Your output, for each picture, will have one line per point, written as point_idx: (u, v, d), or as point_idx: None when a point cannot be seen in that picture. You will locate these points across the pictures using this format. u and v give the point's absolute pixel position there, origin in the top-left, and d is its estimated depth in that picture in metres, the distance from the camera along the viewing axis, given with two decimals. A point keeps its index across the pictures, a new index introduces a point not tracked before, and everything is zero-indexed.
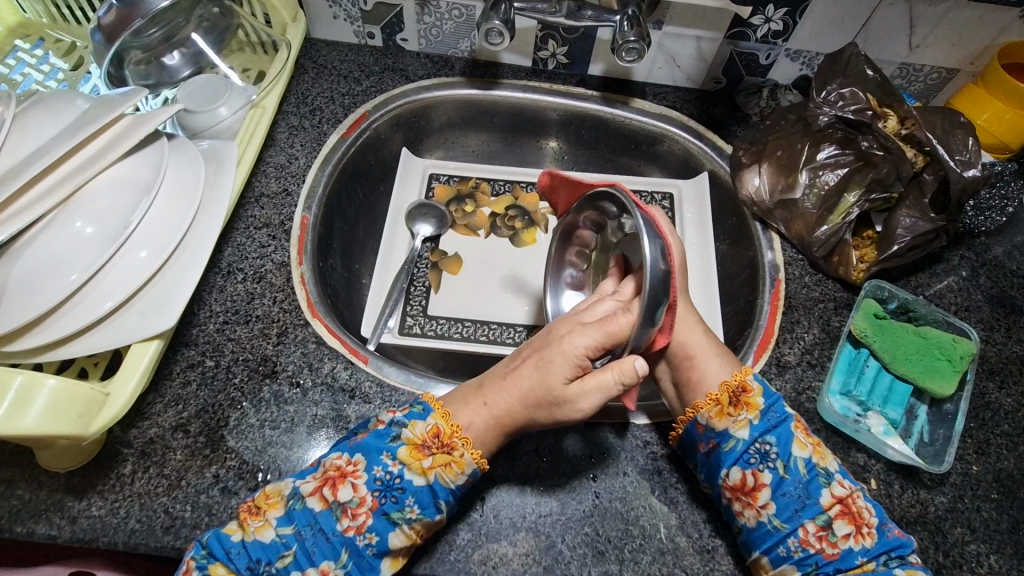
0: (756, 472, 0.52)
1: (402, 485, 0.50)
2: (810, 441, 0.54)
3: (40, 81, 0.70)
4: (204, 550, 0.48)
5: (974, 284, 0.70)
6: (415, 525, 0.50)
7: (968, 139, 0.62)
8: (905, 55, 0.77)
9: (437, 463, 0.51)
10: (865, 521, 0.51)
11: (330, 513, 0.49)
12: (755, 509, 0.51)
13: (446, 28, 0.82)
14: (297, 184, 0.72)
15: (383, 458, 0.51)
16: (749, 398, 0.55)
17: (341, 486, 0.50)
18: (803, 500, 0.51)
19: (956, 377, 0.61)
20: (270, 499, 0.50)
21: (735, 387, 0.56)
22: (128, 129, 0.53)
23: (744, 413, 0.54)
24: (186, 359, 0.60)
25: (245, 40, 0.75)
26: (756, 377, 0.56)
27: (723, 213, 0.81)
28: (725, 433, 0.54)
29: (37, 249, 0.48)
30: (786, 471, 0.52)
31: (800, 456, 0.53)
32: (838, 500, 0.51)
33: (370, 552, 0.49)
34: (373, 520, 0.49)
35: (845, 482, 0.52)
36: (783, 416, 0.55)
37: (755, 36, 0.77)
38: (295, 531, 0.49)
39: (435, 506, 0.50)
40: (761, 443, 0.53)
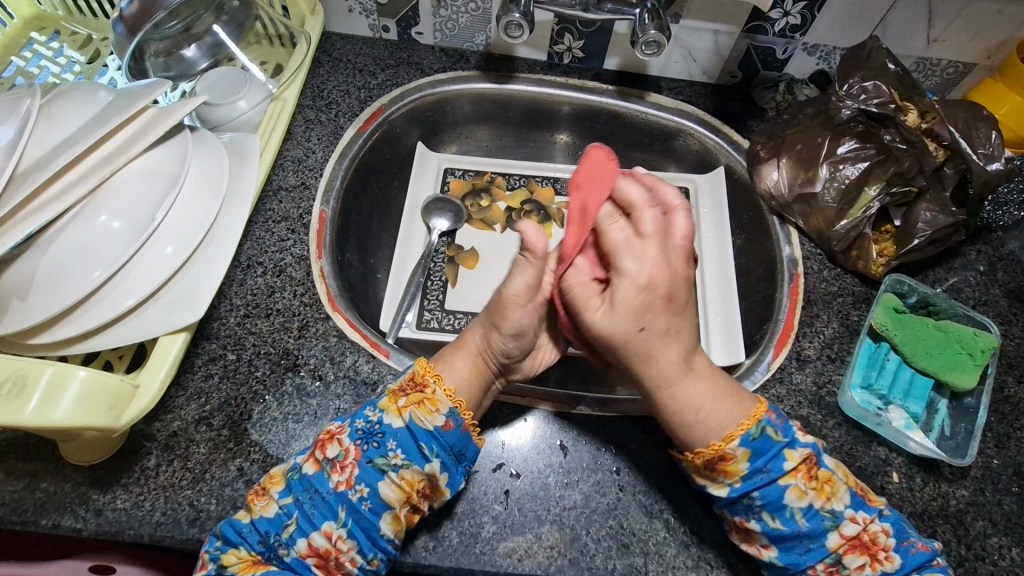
0: (747, 522, 0.51)
1: (382, 431, 0.51)
2: (812, 485, 0.50)
3: (57, 74, 0.70)
4: (217, 542, 0.50)
5: (992, 279, 0.70)
6: (404, 473, 0.50)
7: (991, 133, 0.63)
8: (923, 50, 0.77)
9: (411, 401, 0.52)
10: (880, 547, 0.50)
11: (322, 473, 0.50)
12: (755, 548, 0.51)
13: (461, 22, 0.81)
14: (315, 178, 0.72)
15: (366, 411, 0.52)
16: (729, 465, 0.50)
17: (328, 444, 0.51)
18: (806, 543, 0.50)
19: (977, 370, 0.61)
20: (274, 475, 0.51)
21: (713, 456, 0.50)
22: (153, 121, 0.52)
23: (722, 478, 0.51)
24: (207, 353, 0.59)
25: (262, 32, 0.74)
26: (742, 441, 0.50)
27: (739, 208, 0.81)
28: (704, 491, 0.52)
29: (64, 241, 0.48)
30: (781, 524, 0.50)
31: (797, 506, 0.50)
32: (847, 538, 0.50)
33: (366, 508, 0.49)
34: (360, 471, 0.50)
35: (857, 516, 0.50)
36: (776, 472, 0.50)
37: (773, 30, 0.77)
38: (294, 499, 0.50)
39: (419, 448, 0.51)
40: (746, 498, 0.50)
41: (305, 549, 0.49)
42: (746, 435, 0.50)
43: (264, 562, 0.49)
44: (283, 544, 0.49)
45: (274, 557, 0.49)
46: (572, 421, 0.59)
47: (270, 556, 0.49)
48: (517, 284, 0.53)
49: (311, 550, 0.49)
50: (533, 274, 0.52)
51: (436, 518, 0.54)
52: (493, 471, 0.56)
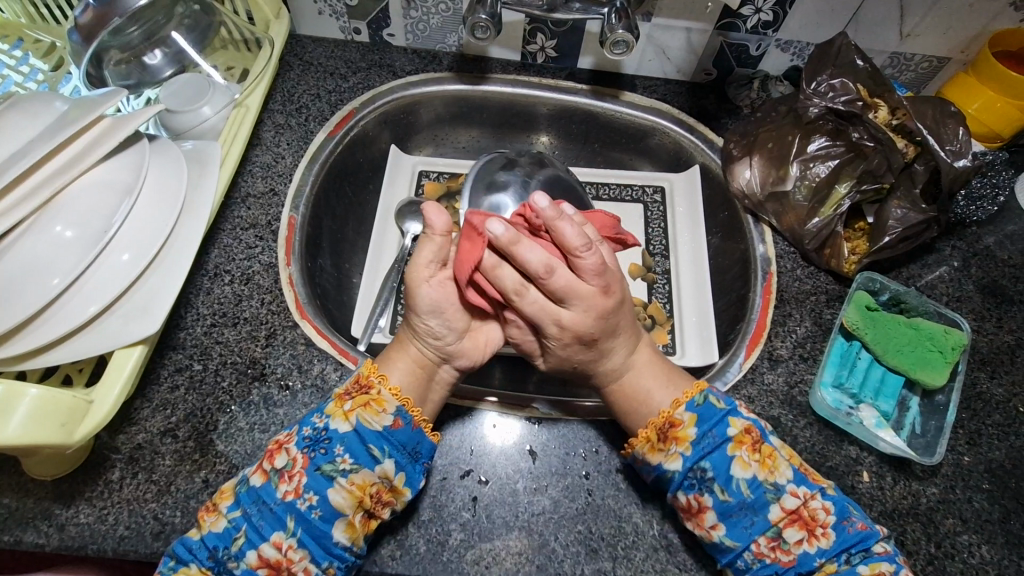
0: (699, 496, 0.51)
1: (329, 437, 0.50)
2: (755, 457, 0.52)
3: (19, 83, 0.69)
4: (171, 562, 0.48)
5: (965, 275, 0.70)
6: (353, 478, 0.49)
7: (959, 129, 0.61)
8: (896, 45, 0.77)
9: (356, 404, 0.51)
10: (819, 523, 0.51)
11: (269, 484, 0.49)
12: (705, 530, 0.51)
13: (432, 23, 0.81)
14: (284, 184, 0.71)
15: (312, 419, 0.52)
16: (679, 431, 0.53)
17: (276, 454, 0.50)
18: (750, 517, 0.51)
19: (947, 368, 0.60)
20: (224, 490, 0.50)
21: (663, 422, 0.54)
22: (107, 130, 0.52)
23: (674, 447, 0.53)
24: (173, 363, 0.59)
25: (228, 38, 0.74)
26: (689, 404, 0.54)
27: (714, 207, 0.81)
28: (658, 468, 0.53)
29: (15, 254, 0.47)
30: (728, 495, 0.51)
31: (743, 478, 0.51)
32: (788, 512, 0.51)
33: (315, 516, 0.49)
34: (308, 479, 0.49)
35: (799, 490, 0.51)
36: (722, 438, 0.52)
37: (745, 27, 0.77)
38: (243, 512, 0.49)
39: (367, 450, 0.50)
40: (697, 469, 0.52)
41: (256, 560, 0.48)
42: (692, 402, 0.54)
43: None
44: (232, 557, 0.48)
45: (223, 572, 0.48)
46: (542, 425, 0.59)
47: (219, 570, 0.48)
48: (427, 261, 0.52)
49: (262, 561, 0.48)
50: (440, 247, 0.51)
51: (403, 526, 0.53)
52: (461, 478, 0.55)
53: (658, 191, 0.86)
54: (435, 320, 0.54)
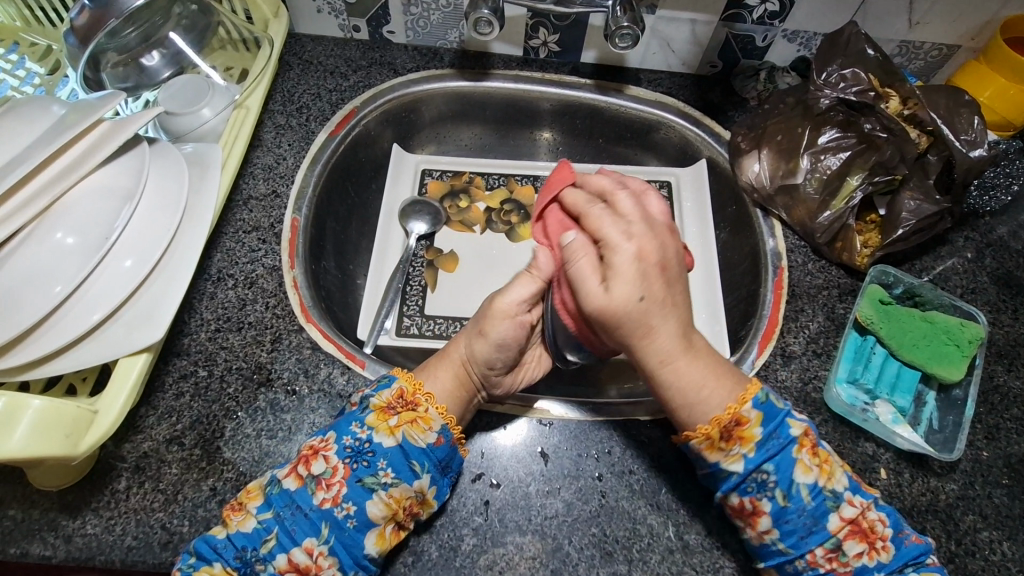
0: (756, 500, 0.48)
1: (372, 450, 0.49)
2: (816, 461, 0.48)
3: (15, 87, 0.68)
4: (192, 559, 0.47)
5: (979, 266, 0.69)
6: (393, 491, 0.49)
7: (974, 118, 0.61)
8: (905, 33, 0.75)
9: (403, 420, 0.50)
10: (877, 536, 0.48)
11: (305, 489, 0.48)
12: (757, 532, 0.49)
13: (433, 19, 0.80)
14: (286, 185, 0.70)
15: (353, 428, 0.50)
16: (745, 431, 0.48)
17: (313, 459, 0.49)
18: (809, 526, 0.48)
19: (965, 362, 0.59)
20: (252, 490, 0.50)
21: (730, 421, 0.48)
22: (106, 134, 0.50)
23: (738, 447, 0.48)
24: (178, 369, 0.58)
25: (226, 38, 0.72)
26: (756, 400, 0.49)
27: (722, 201, 0.80)
28: (715, 468, 0.49)
29: (15, 263, 0.46)
30: (788, 500, 0.48)
31: (804, 483, 0.48)
32: (848, 522, 0.48)
33: (350, 525, 0.48)
34: (347, 488, 0.48)
35: (857, 499, 0.49)
36: (786, 440, 0.48)
37: (751, 18, 0.75)
38: (274, 514, 0.48)
39: (409, 465, 0.49)
40: (759, 473, 0.48)
41: (284, 565, 0.47)
42: (755, 399, 0.49)
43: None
44: (260, 558, 0.47)
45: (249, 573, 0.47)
46: (553, 427, 0.58)
47: (246, 571, 0.47)
48: (512, 296, 0.51)
49: (290, 566, 0.47)
50: (532, 287, 0.52)
51: (414, 533, 0.52)
52: (473, 482, 0.55)
53: (664, 186, 0.85)
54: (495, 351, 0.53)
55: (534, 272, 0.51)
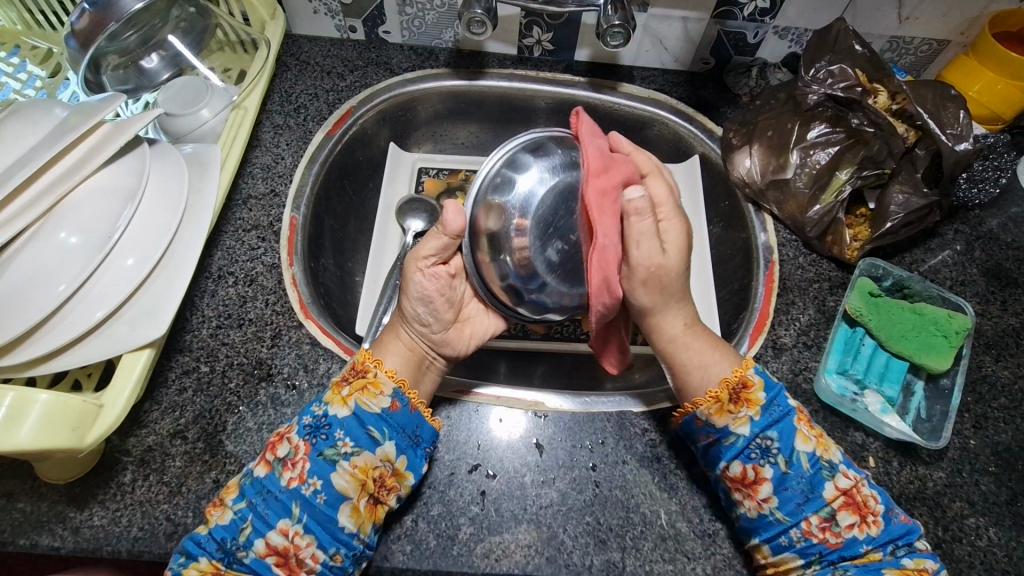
0: (757, 466, 0.52)
1: (329, 422, 0.51)
2: (814, 433, 0.53)
3: (18, 90, 0.69)
4: (182, 558, 0.48)
5: (968, 258, 0.70)
6: (355, 461, 0.50)
7: (959, 112, 0.61)
8: (895, 28, 0.76)
9: (354, 389, 0.52)
10: (870, 510, 0.51)
11: (273, 473, 0.49)
12: (756, 501, 0.51)
13: (428, 19, 0.80)
14: (284, 185, 0.71)
15: (312, 407, 0.52)
16: (750, 394, 0.53)
17: (278, 444, 0.51)
18: (805, 494, 0.51)
19: (952, 352, 0.60)
20: (230, 484, 0.51)
21: (735, 383, 0.54)
22: (107, 137, 0.52)
23: (744, 410, 0.53)
24: (180, 365, 0.59)
25: (224, 39, 0.73)
26: (756, 370, 0.54)
27: (715, 196, 0.81)
28: (725, 431, 0.52)
29: (22, 262, 0.47)
30: (789, 467, 0.51)
31: (804, 450, 0.51)
32: (843, 492, 0.51)
33: (320, 501, 0.49)
34: (311, 464, 0.49)
35: (850, 472, 0.52)
36: (785, 410, 0.53)
37: (742, 15, 0.76)
38: (248, 502, 0.49)
39: (367, 433, 0.51)
40: (762, 438, 0.52)
41: (264, 549, 0.48)
42: (757, 368, 0.55)
43: (224, 572, 0.48)
44: (241, 546, 0.48)
45: (233, 562, 0.48)
46: (547, 419, 0.59)
47: (229, 561, 0.48)
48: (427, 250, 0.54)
49: (270, 549, 0.48)
50: (440, 242, 0.53)
51: (412, 522, 0.54)
52: (469, 472, 0.56)
53: None
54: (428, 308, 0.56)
55: (443, 230, 0.53)
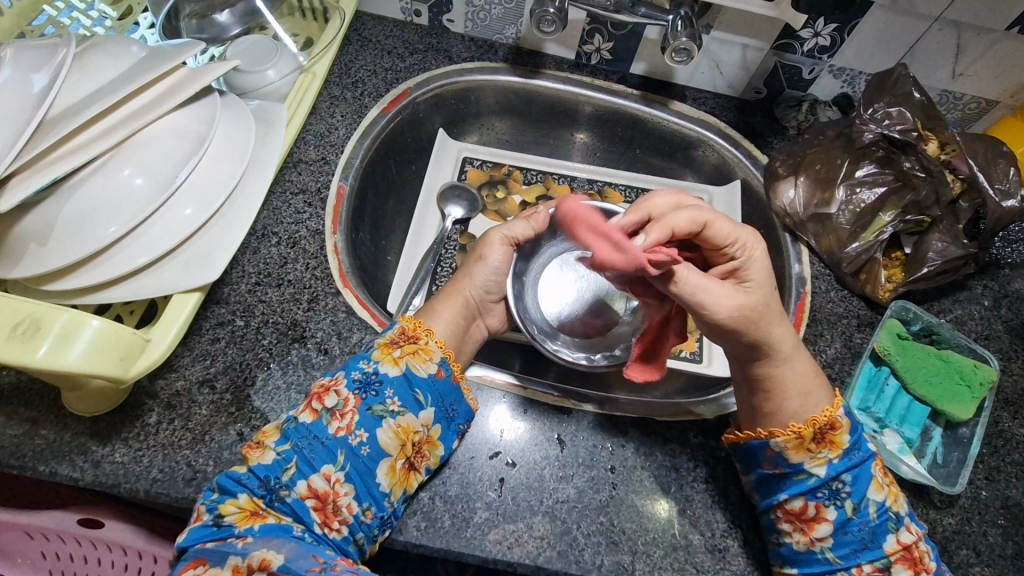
0: (820, 505, 0.51)
1: (380, 379, 0.53)
2: (886, 483, 0.52)
3: (87, 26, 0.68)
4: (214, 494, 0.48)
5: (995, 314, 0.71)
6: (400, 420, 0.52)
7: (1009, 169, 0.63)
8: (948, 83, 0.78)
9: (406, 352, 0.54)
10: (924, 567, 0.50)
11: (320, 421, 0.51)
12: (809, 539, 0.51)
13: (493, 13, 0.82)
14: (336, 154, 0.72)
15: (360, 363, 0.53)
16: (836, 437, 0.52)
17: (325, 395, 0.52)
18: (866, 542, 0.51)
19: (974, 403, 0.61)
20: (268, 429, 0.51)
21: (823, 424, 0.52)
22: (185, 81, 0.53)
23: (825, 451, 0.52)
24: (215, 317, 0.60)
25: (296, 5, 0.74)
26: (846, 413, 0.53)
27: (751, 223, 0.82)
28: (798, 467, 0.52)
29: (87, 190, 0.47)
30: (854, 512, 0.51)
31: (875, 498, 0.51)
32: (903, 547, 0.50)
33: (364, 452, 0.51)
34: (359, 417, 0.51)
35: (913, 528, 0.51)
36: (863, 456, 0.52)
37: (802, 49, 0.78)
38: (292, 445, 0.49)
39: (413, 395, 0.53)
40: (835, 481, 0.51)
41: (305, 491, 0.48)
42: (846, 409, 0.54)
43: (263, 510, 0.48)
44: (283, 486, 0.48)
45: (274, 501, 0.48)
46: (571, 417, 0.59)
47: (270, 499, 0.48)
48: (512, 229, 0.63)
49: (311, 492, 0.48)
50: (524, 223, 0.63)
51: (429, 499, 0.54)
52: (489, 458, 0.56)
53: None
54: (492, 272, 0.62)
55: (530, 219, 0.64)
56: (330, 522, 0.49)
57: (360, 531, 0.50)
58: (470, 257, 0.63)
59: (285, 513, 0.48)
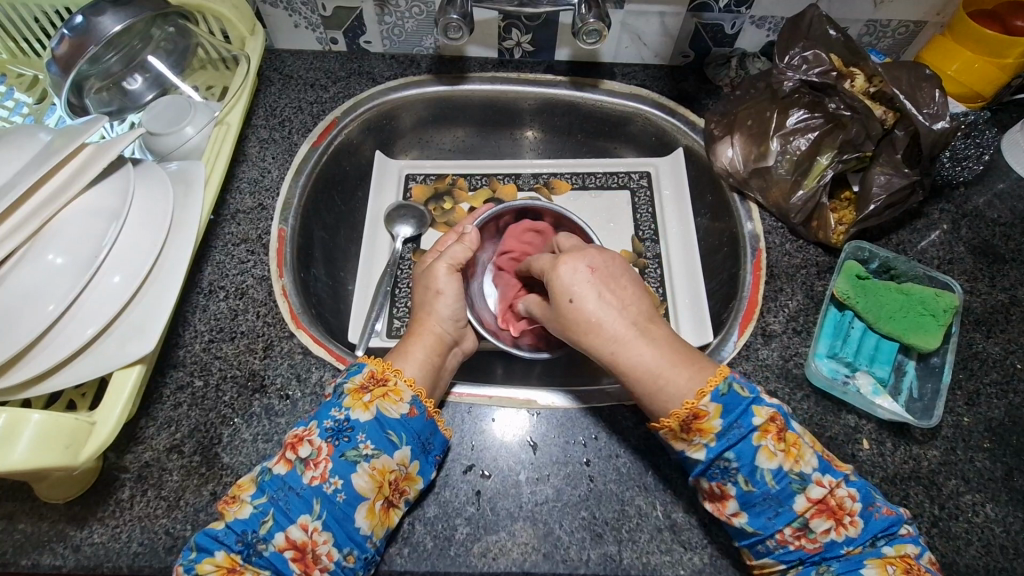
0: (721, 484, 0.50)
1: (351, 426, 0.52)
2: (782, 447, 0.50)
3: (6, 118, 0.70)
4: (192, 554, 0.49)
5: (955, 236, 0.70)
6: (375, 462, 0.51)
7: (935, 92, 0.61)
8: (871, 12, 0.76)
9: (376, 396, 0.54)
10: (846, 512, 0.49)
11: (294, 471, 0.51)
12: (726, 516, 0.51)
13: (408, 27, 0.81)
14: (271, 198, 0.72)
15: (331, 412, 0.53)
16: (703, 424, 0.50)
17: (299, 444, 0.52)
18: (775, 508, 0.49)
19: (941, 330, 0.60)
20: (243, 483, 0.51)
21: (687, 415, 0.50)
22: (90, 159, 0.52)
23: (699, 438, 0.50)
24: (174, 381, 0.60)
25: (207, 57, 0.74)
26: (717, 395, 0.50)
27: (701, 189, 0.81)
28: (681, 455, 0.52)
29: (11, 284, 0.48)
30: (752, 486, 0.49)
31: (768, 468, 0.49)
32: (815, 501, 0.49)
33: (340, 499, 0.50)
34: (333, 464, 0.51)
35: (824, 479, 0.50)
36: (749, 429, 0.50)
37: (718, 6, 0.76)
38: (269, 497, 0.50)
39: (387, 437, 0.52)
40: (721, 460, 0.50)
41: (283, 543, 0.48)
42: (716, 391, 0.50)
43: (241, 565, 0.48)
44: (260, 539, 0.48)
45: (251, 555, 0.48)
46: (540, 417, 0.59)
47: (248, 554, 0.48)
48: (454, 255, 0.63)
49: (289, 543, 0.48)
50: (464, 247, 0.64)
51: (410, 524, 0.54)
52: (464, 473, 0.56)
53: (644, 176, 0.87)
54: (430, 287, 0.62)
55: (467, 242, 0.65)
56: (311, 571, 0.48)
57: None
58: (425, 296, 0.63)
59: (264, 565, 0.48)
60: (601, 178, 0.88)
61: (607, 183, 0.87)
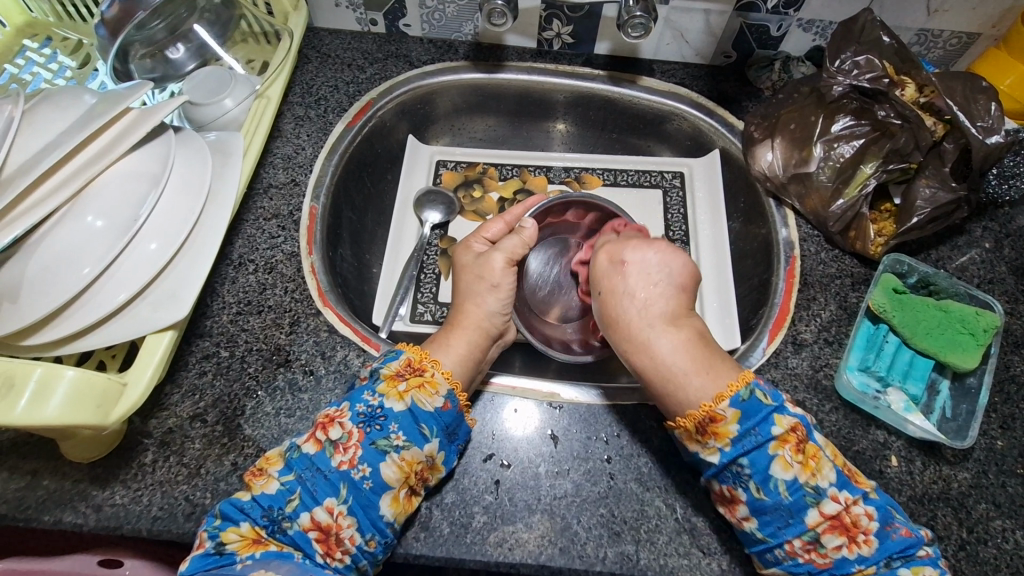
0: (734, 489, 0.50)
1: (383, 414, 0.52)
2: (799, 458, 0.49)
3: (48, 80, 0.70)
4: (217, 522, 0.49)
5: (997, 256, 0.68)
6: (405, 453, 0.51)
7: (991, 105, 0.60)
8: (924, 21, 0.74)
9: (411, 385, 0.53)
10: (861, 530, 0.48)
11: (324, 452, 0.50)
12: (737, 520, 0.50)
13: (448, 12, 0.80)
14: (305, 174, 0.72)
15: (365, 396, 0.53)
16: (719, 427, 0.50)
17: (330, 426, 0.52)
18: (785, 518, 0.49)
19: (980, 351, 0.59)
20: (271, 457, 0.52)
21: (703, 417, 0.50)
22: (133, 124, 0.52)
23: (713, 442, 0.50)
24: (201, 350, 0.60)
25: (248, 30, 0.75)
26: (739, 399, 0.50)
27: (735, 192, 0.80)
28: (696, 456, 0.52)
29: (49, 245, 0.48)
30: (763, 493, 0.49)
31: (782, 478, 0.48)
32: (827, 517, 0.48)
33: (366, 486, 0.50)
34: (363, 451, 0.51)
35: (840, 495, 0.49)
36: (766, 438, 0.49)
37: (766, 6, 0.74)
38: (296, 476, 0.50)
39: (419, 429, 0.52)
40: (735, 466, 0.49)
41: (307, 523, 0.49)
42: (736, 396, 0.50)
43: (265, 538, 0.48)
44: (286, 517, 0.49)
45: (275, 531, 0.48)
46: (562, 411, 0.59)
47: (272, 530, 0.48)
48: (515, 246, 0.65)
49: (313, 524, 0.49)
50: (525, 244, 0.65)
51: (428, 509, 0.54)
52: (484, 462, 0.56)
53: (677, 176, 0.86)
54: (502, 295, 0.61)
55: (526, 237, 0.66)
56: (332, 553, 0.49)
57: (363, 559, 0.50)
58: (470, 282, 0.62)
59: (288, 543, 0.48)
60: (634, 175, 0.87)
61: (639, 181, 0.86)
